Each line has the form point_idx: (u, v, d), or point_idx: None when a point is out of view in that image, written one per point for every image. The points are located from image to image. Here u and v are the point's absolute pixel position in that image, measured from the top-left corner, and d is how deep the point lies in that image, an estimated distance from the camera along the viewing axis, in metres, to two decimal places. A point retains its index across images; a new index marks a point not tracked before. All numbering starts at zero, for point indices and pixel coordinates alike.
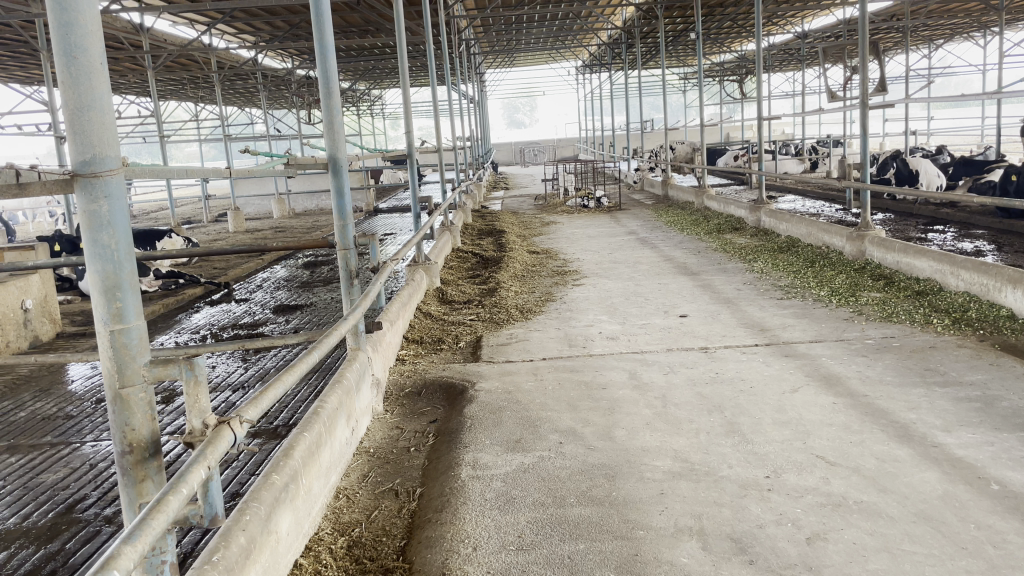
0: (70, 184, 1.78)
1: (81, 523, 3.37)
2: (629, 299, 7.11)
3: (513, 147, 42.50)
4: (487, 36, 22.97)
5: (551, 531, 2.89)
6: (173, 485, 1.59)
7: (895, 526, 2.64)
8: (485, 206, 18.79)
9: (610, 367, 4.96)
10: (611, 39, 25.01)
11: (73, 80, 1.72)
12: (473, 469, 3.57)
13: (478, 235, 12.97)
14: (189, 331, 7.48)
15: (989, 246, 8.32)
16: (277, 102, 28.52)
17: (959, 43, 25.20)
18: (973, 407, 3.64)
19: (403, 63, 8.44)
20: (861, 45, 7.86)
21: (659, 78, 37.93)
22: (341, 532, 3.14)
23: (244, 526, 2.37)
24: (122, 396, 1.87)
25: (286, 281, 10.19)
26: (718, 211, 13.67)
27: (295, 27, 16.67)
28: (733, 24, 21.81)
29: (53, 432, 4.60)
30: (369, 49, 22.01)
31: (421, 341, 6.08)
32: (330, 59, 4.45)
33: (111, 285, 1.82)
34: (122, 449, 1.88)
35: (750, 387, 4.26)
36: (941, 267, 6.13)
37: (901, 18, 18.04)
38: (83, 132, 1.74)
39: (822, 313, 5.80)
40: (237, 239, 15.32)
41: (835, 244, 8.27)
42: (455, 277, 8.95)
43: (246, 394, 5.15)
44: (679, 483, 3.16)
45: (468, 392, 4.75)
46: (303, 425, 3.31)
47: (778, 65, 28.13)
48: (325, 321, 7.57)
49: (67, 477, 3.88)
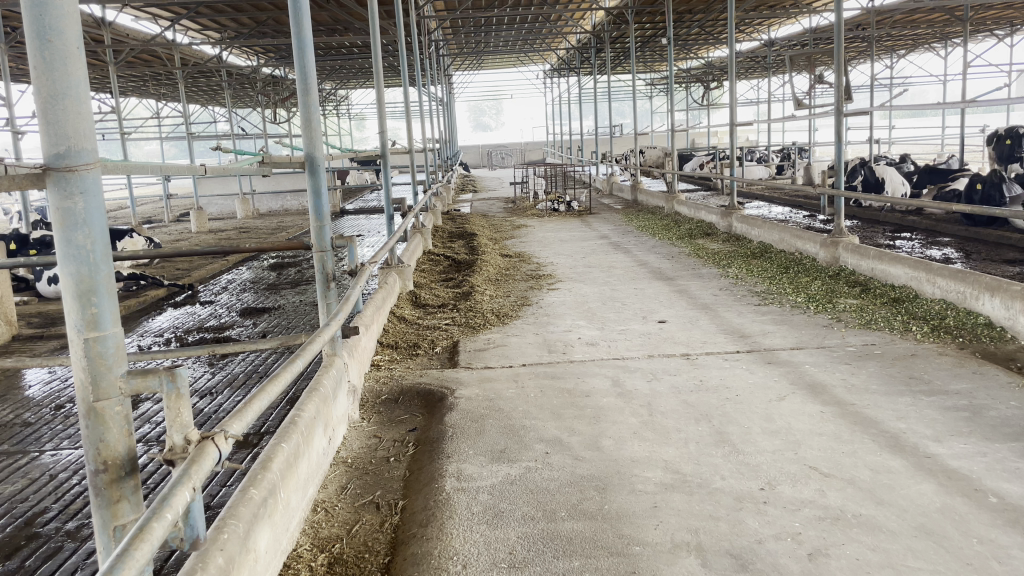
0: (41, 178, 1.63)
1: (41, 538, 3.16)
2: (607, 305, 7.04)
3: (481, 150, 42.39)
4: (456, 37, 22.83)
5: (543, 547, 2.78)
6: (157, 510, 1.46)
7: (896, 540, 2.60)
8: (455, 209, 18.69)
9: (593, 374, 4.88)
10: (580, 43, 25.00)
11: (47, 65, 1.58)
12: (458, 481, 3.44)
13: (449, 237, 12.78)
14: (152, 334, 7.22)
15: (956, 254, 8.46)
16: (242, 100, 28.07)
17: (921, 54, 25.83)
18: (961, 416, 3.64)
19: (376, 61, 8.15)
20: (837, 53, 7.81)
21: (626, 84, 38.25)
22: (320, 548, 2.98)
23: (223, 545, 2.19)
24: (96, 410, 1.71)
25: (252, 283, 9.93)
26: (689, 216, 13.76)
27: (263, 24, 16.32)
28: (702, 31, 22.03)
29: (10, 440, 4.35)
30: (337, 48, 21.71)
31: (397, 346, 5.92)
32: (308, 52, 4.27)
33: (85, 289, 1.66)
34: (95, 467, 1.72)
35: (735, 395, 4.21)
36: (917, 274, 6.19)
37: (866, 28, 18.33)
38: (57, 122, 1.59)
39: (801, 320, 5.80)
40: (201, 240, 14.96)
41: (808, 250, 8.34)
42: (428, 280, 8.79)
43: (216, 400, 4.95)
44: (672, 496, 3.08)
45: (447, 400, 4.61)
46: (280, 435, 3.15)
47: (744, 73, 28.56)
48: (295, 324, 7.35)
49: (26, 488, 3.65)
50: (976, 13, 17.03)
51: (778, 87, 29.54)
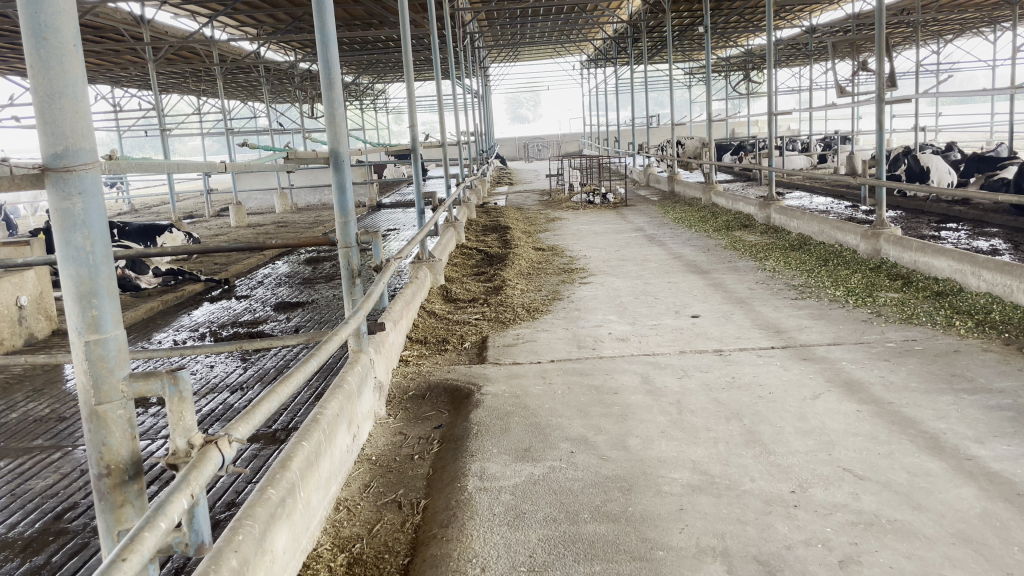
0: (40, 179, 1.62)
1: (69, 534, 3.20)
2: (639, 299, 6.91)
3: (517, 142, 42.27)
4: (492, 29, 22.74)
5: (564, 551, 2.72)
6: (151, 518, 1.43)
7: (932, 548, 2.47)
8: (489, 202, 18.63)
9: (622, 370, 4.78)
10: (616, 33, 24.63)
11: (43, 63, 1.56)
12: (481, 481, 3.40)
13: (482, 232, 12.72)
14: (187, 329, 7.33)
15: (1005, 245, 8.13)
16: (280, 96, 28.43)
17: (968, 39, 24.91)
18: (1005, 416, 3.46)
19: (406, 54, 8.03)
20: (879, 39, 7.50)
21: (664, 74, 37.75)
22: (340, 548, 2.96)
23: (237, 547, 2.17)
24: (99, 413, 1.71)
25: (287, 278, 10.03)
26: (726, 207, 13.48)
27: (298, 20, 16.42)
28: (741, 19, 21.59)
29: (45, 435, 4.43)
30: (373, 43, 21.82)
31: (426, 341, 5.88)
32: (331, 47, 4.25)
33: (86, 291, 1.66)
34: (99, 472, 1.73)
35: (769, 393, 4.07)
36: (961, 266, 5.95)
37: (912, 12, 17.76)
38: (54, 121, 1.58)
39: (839, 314, 5.61)
40: (239, 234, 15.15)
41: (848, 242, 8.08)
42: (459, 274, 8.76)
43: (244, 396, 5.00)
44: (699, 498, 2.98)
45: (474, 397, 4.56)
46: (302, 433, 3.13)
47: (785, 60, 27.92)
48: (327, 319, 7.40)
49: (57, 483, 3.71)
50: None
51: (820, 75, 28.83)
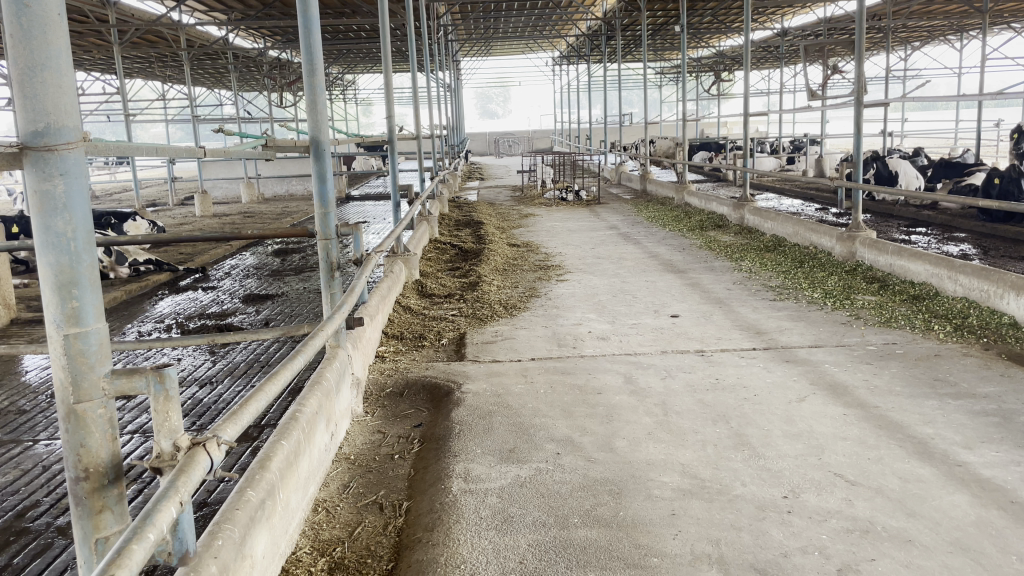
0: (17, 159, 1.50)
1: (31, 534, 3.02)
2: (617, 298, 6.86)
3: (488, 137, 42.14)
4: (466, 22, 22.60)
5: (556, 558, 2.64)
6: (139, 529, 1.32)
7: (930, 557, 2.45)
8: (461, 196, 18.51)
9: (604, 370, 4.72)
10: (591, 31, 24.60)
11: (24, 32, 1.45)
12: (466, 483, 3.30)
13: (456, 226, 12.59)
14: (153, 321, 7.11)
15: (975, 250, 8.26)
16: (249, 84, 27.92)
17: (935, 46, 25.47)
18: (992, 421, 3.47)
19: (383, 44, 7.75)
20: (858, 45, 7.49)
21: (636, 72, 37.91)
22: (320, 551, 2.85)
23: (217, 552, 2.04)
24: (77, 413, 1.59)
25: (256, 269, 9.78)
26: (699, 207, 13.52)
27: (270, 6, 16.06)
28: (716, 19, 21.75)
29: (3, 429, 4.21)
30: (345, 32, 21.48)
31: (401, 337, 5.75)
32: (314, 31, 4.08)
33: (66, 280, 1.54)
34: (76, 475, 1.61)
35: (754, 395, 4.05)
36: (938, 271, 6.01)
37: (883, 17, 17.99)
38: (35, 95, 1.47)
39: (818, 317, 5.62)
40: (204, 224, 14.80)
41: (823, 244, 8.13)
42: (434, 269, 8.63)
43: (214, 391, 4.82)
44: (691, 503, 2.93)
45: (453, 395, 4.46)
46: (280, 431, 3.01)
47: (756, 63, 28.22)
48: (297, 312, 7.22)
49: (18, 479, 3.52)
50: (995, 5, 16.74)
51: (790, 78, 29.20)
